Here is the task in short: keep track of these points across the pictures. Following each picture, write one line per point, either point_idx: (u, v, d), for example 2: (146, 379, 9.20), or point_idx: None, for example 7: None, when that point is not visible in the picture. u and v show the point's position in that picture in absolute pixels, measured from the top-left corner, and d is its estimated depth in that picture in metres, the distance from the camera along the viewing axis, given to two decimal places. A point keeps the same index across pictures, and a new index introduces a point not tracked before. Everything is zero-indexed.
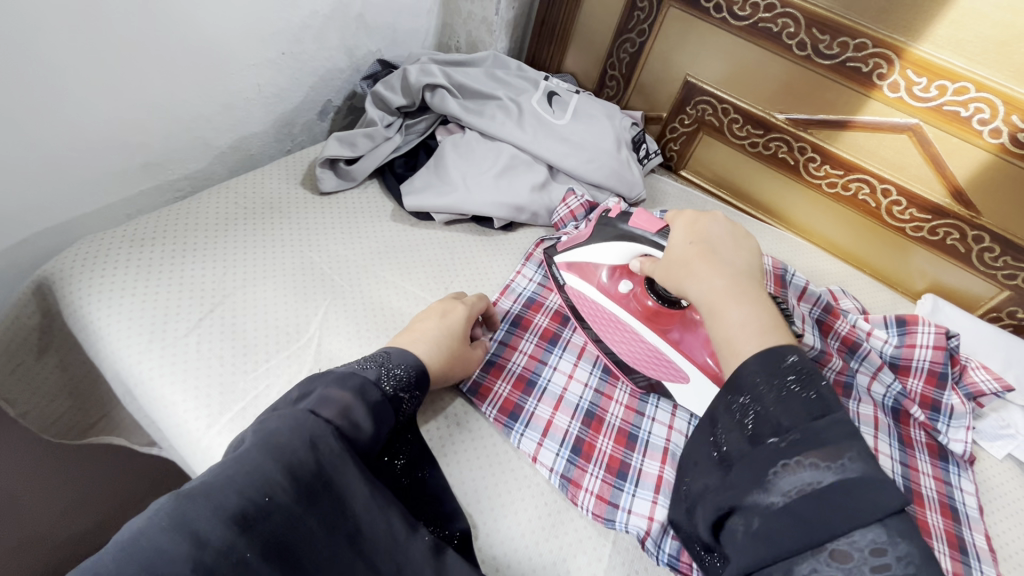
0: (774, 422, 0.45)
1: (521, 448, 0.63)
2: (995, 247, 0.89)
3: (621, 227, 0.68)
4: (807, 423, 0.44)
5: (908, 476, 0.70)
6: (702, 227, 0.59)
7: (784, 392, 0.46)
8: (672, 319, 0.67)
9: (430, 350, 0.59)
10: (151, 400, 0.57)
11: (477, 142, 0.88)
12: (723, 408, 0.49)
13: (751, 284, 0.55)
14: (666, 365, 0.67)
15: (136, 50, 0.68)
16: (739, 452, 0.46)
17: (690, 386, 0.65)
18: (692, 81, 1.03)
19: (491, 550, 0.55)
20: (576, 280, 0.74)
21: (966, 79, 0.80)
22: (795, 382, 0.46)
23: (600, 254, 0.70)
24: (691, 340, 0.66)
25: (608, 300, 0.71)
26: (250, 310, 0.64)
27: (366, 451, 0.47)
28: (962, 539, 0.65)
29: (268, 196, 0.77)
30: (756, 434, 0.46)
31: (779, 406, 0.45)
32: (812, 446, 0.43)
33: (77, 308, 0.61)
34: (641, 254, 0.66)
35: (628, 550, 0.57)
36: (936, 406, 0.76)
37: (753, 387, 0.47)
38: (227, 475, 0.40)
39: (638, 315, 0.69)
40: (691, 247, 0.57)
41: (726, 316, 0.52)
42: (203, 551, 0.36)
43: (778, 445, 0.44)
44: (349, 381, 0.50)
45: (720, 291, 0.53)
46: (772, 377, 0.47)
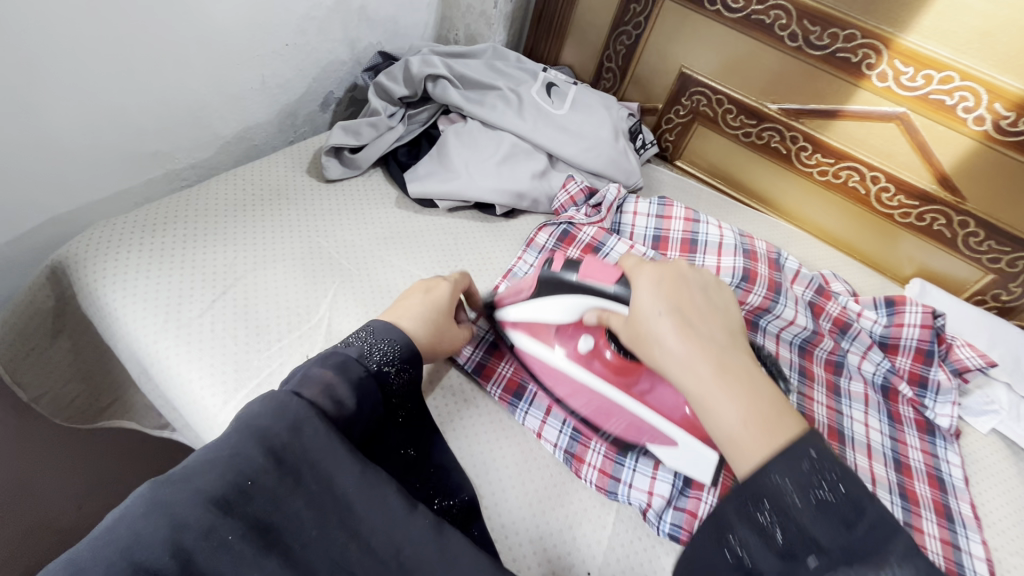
0: (811, 541, 0.41)
1: (525, 425, 0.65)
2: (980, 232, 0.92)
3: (566, 277, 0.63)
4: (845, 535, 0.41)
5: (897, 449, 0.72)
6: (673, 295, 0.54)
7: (817, 499, 0.42)
8: (637, 372, 0.64)
9: (416, 326, 0.60)
10: (167, 378, 0.59)
11: (478, 131, 0.90)
12: (742, 516, 0.43)
13: (738, 362, 0.50)
14: (648, 429, 0.62)
15: (144, 40, 0.69)
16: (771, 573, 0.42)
17: (680, 450, 0.59)
18: (687, 72, 1.05)
19: (501, 518, 0.57)
20: (527, 343, 0.67)
21: (951, 68, 0.82)
22: (822, 485, 0.42)
23: (549, 312, 0.64)
24: (660, 391, 0.63)
25: (569, 363, 0.65)
26: (262, 292, 0.66)
27: (348, 425, 0.49)
28: (949, 508, 0.68)
29: (275, 183, 0.78)
30: (789, 551, 0.41)
31: (811, 520, 0.41)
32: (856, 560, 0.40)
33: (93, 290, 0.62)
34: (598, 307, 0.61)
35: (630, 519, 0.60)
36: (923, 382, 0.79)
37: (777, 492, 0.42)
38: (209, 458, 0.42)
39: (604, 375, 0.64)
40: (671, 324, 0.52)
41: (723, 412, 0.47)
42: (182, 532, 0.38)
43: (819, 566, 0.40)
44: (330, 361, 0.51)
45: (713, 381, 0.48)
46: (800, 483, 0.42)
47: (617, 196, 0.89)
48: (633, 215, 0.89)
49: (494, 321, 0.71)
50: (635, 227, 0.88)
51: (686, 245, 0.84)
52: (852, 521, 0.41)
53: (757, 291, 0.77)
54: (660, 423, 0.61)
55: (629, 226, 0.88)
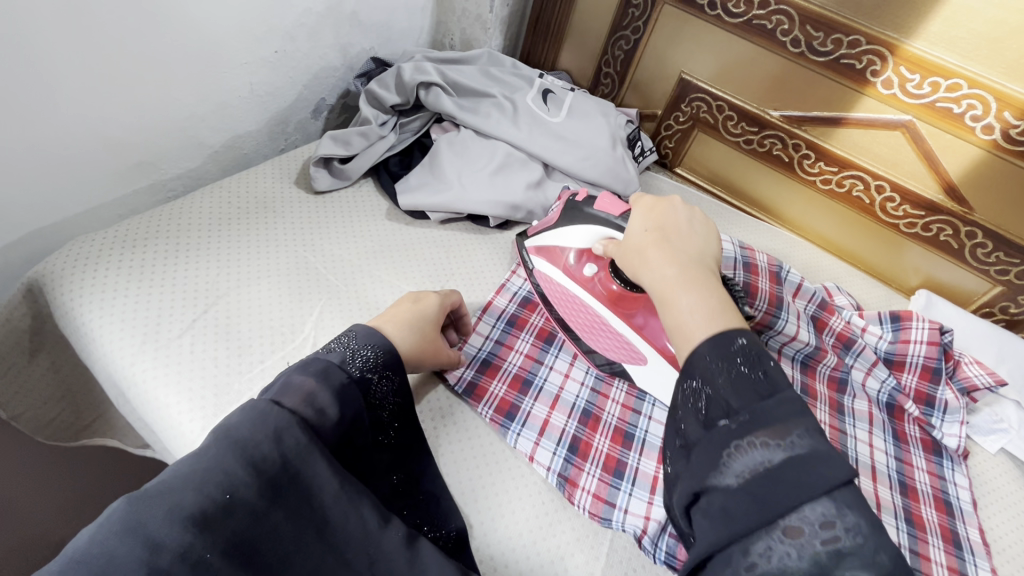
0: (724, 406, 0.45)
1: (517, 448, 0.63)
2: (988, 243, 0.89)
3: (584, 209, 0.70)
4: (755, 403, 0.44)
5: (903, 471, 0.70)
6: (658, 218, 0.60)
7: (735, 373, 0.46)
8: (636, 304, 0.68)
9: (400, 334, 0.58)
10: (145, 402, 0.57)
11: (472, 140, 0.87)
12: (681, 399, 0.48)
13: (703, 273, 0.54)
14: (627, 348, 0.69)
15: (127, 48, 0.67)
16: (696, 438, 0.46)
17: (647, 366, 0.67)
18: (686, 78, 1.03)
19: (489, 550, 0.55)
20: (543, 265, 0.75)
21: (958, 75, 0.80)
22: (743, 363, 0.46)
23: (569, 237, 0.71)
24: (653, 326, 0.67)
25: (574, 283, 0.72)
26: (245, 310, 0.64)
27: (332, 436, 0.46)
28: (956, 533, 0.65)
29: (261, 195, 0.76)
30: (709, 417, 0.45)
31: (727, 386, 0.45)
32: (761, 425, 0.43)
33: (69, 310, 0.60)
34: (607, 236, 0.67)
35: (625, 549, 0.58)
36: (930, 401, 0.76)
37: (703, 369, 0.46)
38: (187, 473, 0.39)
39: (601, 298, 0.70)
40: (648, 236, 0.59)
41: (677, 303, 0.52)
42: (158, 554, 0.36)
43: (729, 426, 0.44)
44: (311, 367, 0.49)
45: (673, 278, 0.53)
46: (722, 358, 0.46)
47: None
48: None
49: (523, 250, 0.79)
50: None
51: None
52: (765, 393, 0.45)
53: (759, 305, 0.74)
54: (640, 343, 0.67)
55: None
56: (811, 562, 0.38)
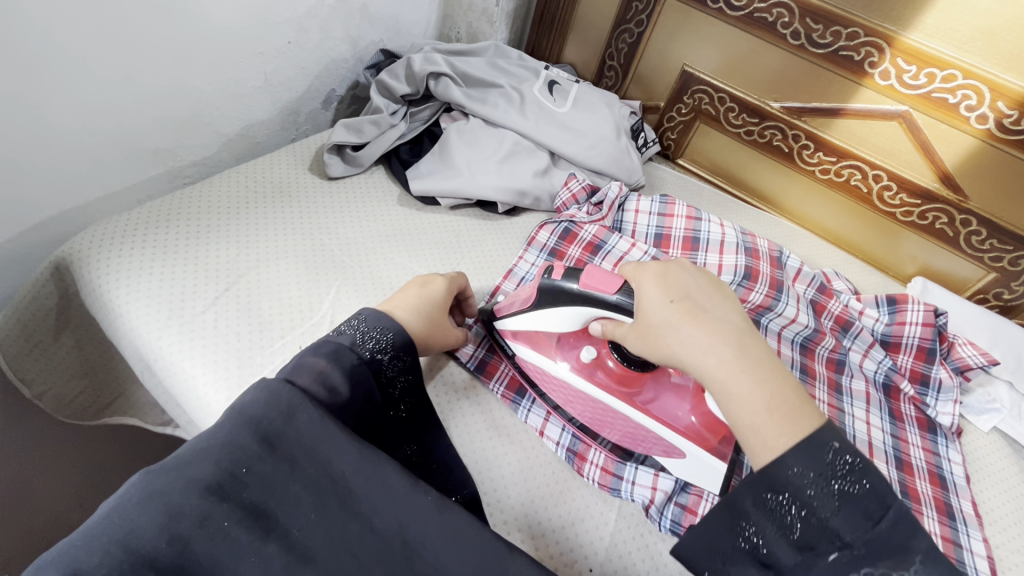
0: (834, 537, 0.41)
1: (528, 422, 0.65)
2: (982, 230, 0.92)
3: (567, 286, 0.59)
4: (868, 532, 0.41)
5: (898, 447, 0.73)
6: (675, 278, 0.52)
7: (839, 493, 0.42)
8: (641, 381, 0.62)
9: (409, 318, 0.60)
10: (170, 374, 0.59)
11: (480, 129, 0.90)
12: (760, 508, 0.44)
13: (755, 343, 0.49)
14: (654, 439, 0.60)
15: (147, 37, 0.69)
16: (789, 563, 0.42)
17: (688, 460, 0.58)
18: (689, 71, 1.05)
19: (503, 514, 0.57)
20: (527, 355, 0.66)
21: (954, 67, 0.82)
22: (846, 479, 0.42)
23: (551, 322, 0.62)
24: (665, 400, 0.62)
25: (570, 373, 0.63)
26: (265, 289, 0.66)
27: (345, 412, 0.49)
28: (950, 505, 0.68)
29: (277, 181, 0.79)
30: (810, 545, 0.42)
31: (835, 516, 0.41)
32: (880, 556, 0.40)
33: (96, 287, 0.62)
34: (597, 317, 0.59)
35: (633, 515, 0.60)
36: (925, 380, 0.79)
37: (796, 486, 0.42)
38: (200, 446, 0.42)
39: (608, 386, 0.62)
40: (678, 311, 0.50)
41: (744, 393, 0.46)
42: (178, 520, 0.38)
43: (840, 560, 0.41)
44: (322, 349, 0.51)
45: (732, 365, 0.47)
46: (820, 476, 0.42)
47: (619, 194, 0.88)
48: (635, 213, 0.88)
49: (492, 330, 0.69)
50: (637, 225, 0.87)
51: (688, 243, 0.83)
52: (875, 515, 0.41)
53: (758, 289, 0.77)
54: (668, 433, 0.59)
55: (631, 224, 0.88)
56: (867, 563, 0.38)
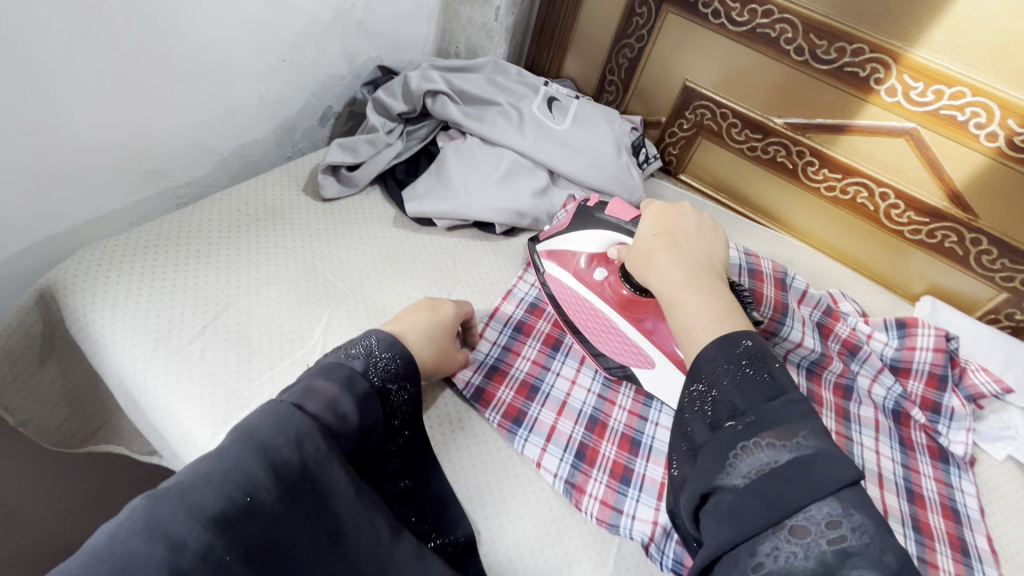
0: (730, 408, 0.45)
1: (525, 454, 0.63)
2: (992, 250, 0.90)
3: (596, 214, 0.71)
4: (760, 405, 0.44)
5: (909, 478, 0.70)
6: (670, 221, 0.62)
7: (740, 376, 0.47)
8: (647, 309, 0.69)
9: (420, 344, 0.59)
10: (156, 408, 0.57)
11: (478, 148, 0.88)
12: (686, 399, 0.49)
13: (707, 276, 0.56)
14: (635, 352, 0.69)
15: (139, 61, 0.68)
16: (702, 439, 0.46)
17: (655, 371, 0.67)
18: (690, 86, 1.04)
19: (496, 556, 0.55)
20: (554, 270, 0.76)
21: (962, 83, 0.80)
22: (750, 367, 0.47)
23: (580, 242, 0.72)
24: (663, 331, 0.68)
25: (585, 288, 0.73)
26: (255, 317, 0.64)
27: (352, 440, 0.47)
28: (964, 541, 0.65)
29: (270, 203, 0.77)
30: (716, 420, 0.46)
31: (734, 391, 0.46)
32: (768, 426, 0.43)
33: (82, 317, 0.61)
34: (619, 242, 0.68)
35: (632, 555, 0.58)
36: (936, 408, 0.76)
37: (712, 373, 0.48)
38: (203, 473, 0.40)
39: (611, 302, 0.71)
40: (655, 240, 0.60)
41: (682, 304, 0.54)
42: (180, 554, 0.36)
43: (735, 428, 0.44)
44: (335, 373, 0.49)
45: (678, 283, 0.55)
46: (730, 363, 0.47)
47: None
48: None
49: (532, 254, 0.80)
50: None
51: None
52: (771, 395, 0.45)
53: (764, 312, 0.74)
54: (651, 348, 0.67)
55: None
56: (817, 561, 0.38)
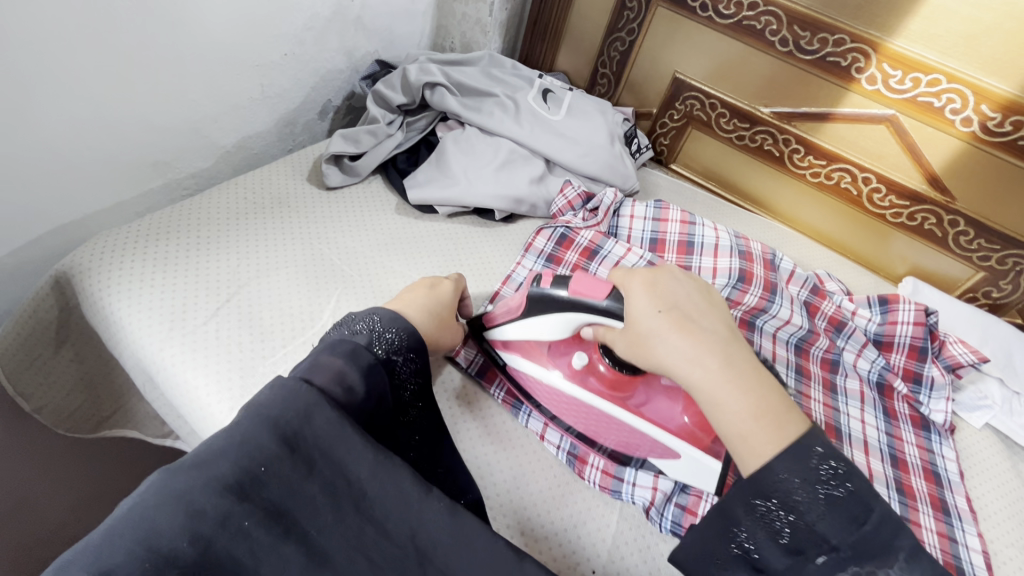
0: (822, 541, 0.42)
1: (529, 427, 0.66)
2: (969, 231, 0.94)
3: (556, 294, 0.60)
4: (854, 534, 0.42)
5: (893, 445, 0.74)
6: (664, 290, 0.55)
7: (826, 498, 0.43)
8: (633, 385, 0.63)
9: (421, 318, 0.62)
10: (174, 385, 0.59)
11: (476, 138, 0.91)
12: (750, 515, 0.44)
13: (739, 355, 0.50)
14: (650, 442, 0.61)
15: (145, 55, 0.70)
16: (780, 565, 0.43)
17: (682, 460, 0.59)
18: (680, 77, 1.07)
19: (506, 519, 0.57)
20: (520, 364, 0.66)
21: (938, 71, 0.84)
22: (831, 484, 0.43)
23: (544, 331, 0.63)
24: (657, 403, 0.63)
25: (562, 380, 0.64)
26: (266, 299, 0.67)
27: (361, 410, 0.49)
28: (945, 502, 0.69)
29: (276, 191, 0.79)
30: (798, 548, 0.43)
31: (822, 521, 0.43)
32: (865, 557, 0.42)
33: (98, 299, 0.63)
34: (589, 323, 0.61)
35: (634, 517, 0.61)
36: (917, 378, 0.80)
37: (787, 493, 0.43)
38: (219, 445, 0.41)
39: (600, 391, 0.63)
40: (667, 320, 0.52)
41: (728, 403, 0.47)
42: (200, 522, 0.38)
43: (827, 563, 0.42)
44: (339, 348, 0.51)
45: (716, 375, 0.48)
46: (809, 484, 0.43)
47: (614, 201, 0.89)
48: (630, 218, 0.89)
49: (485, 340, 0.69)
50: (632, 230, 0.88)
51: (682, 248, 0.84)
52: (860, 518, 0.43)
53: (754, 290, 0.78)
54: (661, 435, 0.60)
55: (627, 229, 0.88)
56: None
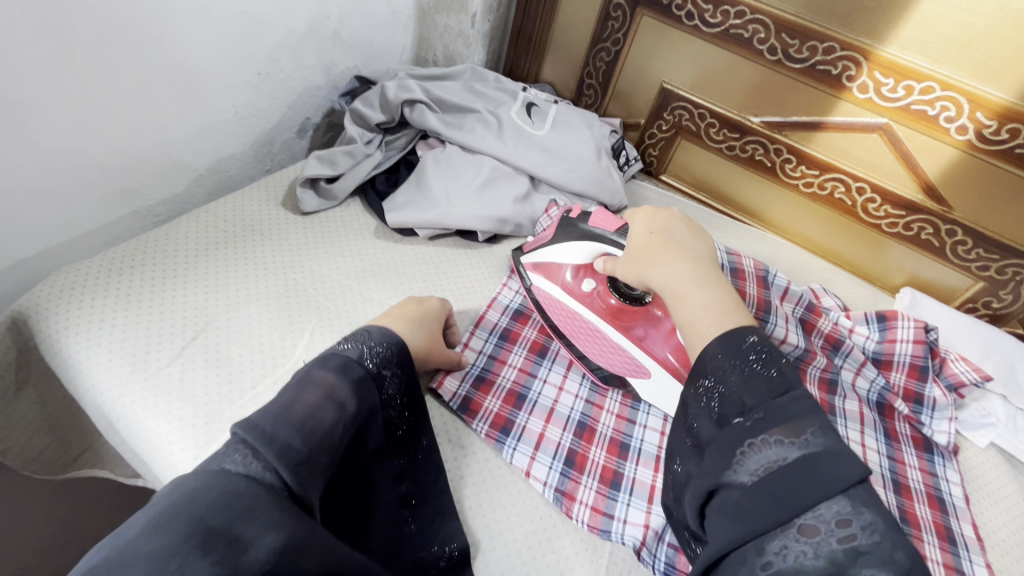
0: (737, 403, 0.44)
1: (513, 463, 0.63)
2: (967, 240, 0.91)
3: (579, 224, 0.70)
4: (769, 401, 0.43)
5: (895, 469, 0.71)
6: (660, 220, 0.62)
7: (748, 371, 0.45)
8: (635, 317, 0.69)
9: (412, 332, 0.60)
10: (135, 433, 0.56)
11: (457, 156, 0.88)
12: (691, 394, 0.48)
13: (707, 269, 0.56)
14: (629, 361, 0.68)
15: (108, 79, 0.67)
16: (710, 437, 0.45)
17: (652, 380, 0.67)
18: (667, 87, 1.05)
19: (489, 568, 0.54)
20: (543, 283, 0.74)
21: (931, 78, 0.82)
22: (757, 363, 0.46)
23: (566, 254, 0.71)
24: (652, 338, 0.68)
25: (572, 300, 0.72)
26: (236, 335, 0.64)
27: (354, 425, 0.47)
28: (951, 530, 0.66)
29: (248, 218, 0.76)
30: (723, 416, 0.45)
31: (740, 385, 0.45)
32: (776, 422, 0.42)
33: (56, 343, 0.59)
34: (605, 252, 0.67)
35: (625, 561, 0.58)
36: (918, 399, 0.77)
37: (716, 368, 0.47)
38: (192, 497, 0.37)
39: (602, 313, 0.70)
40: (652, 239, 0.59)
41: (687, 302, 0.53)
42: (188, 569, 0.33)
43: (744, 425, 0.43)
44: (329, 362, 0.50)
45: (681, 278, 0.54)
46: (735, 358, 0.46)
47: None
48: None
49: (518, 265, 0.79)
50: None
51: None
52: (777, 392, 0.44)
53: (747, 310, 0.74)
54: (644, 357, 0.67)
55: None
56: (828, 560, 0.37)
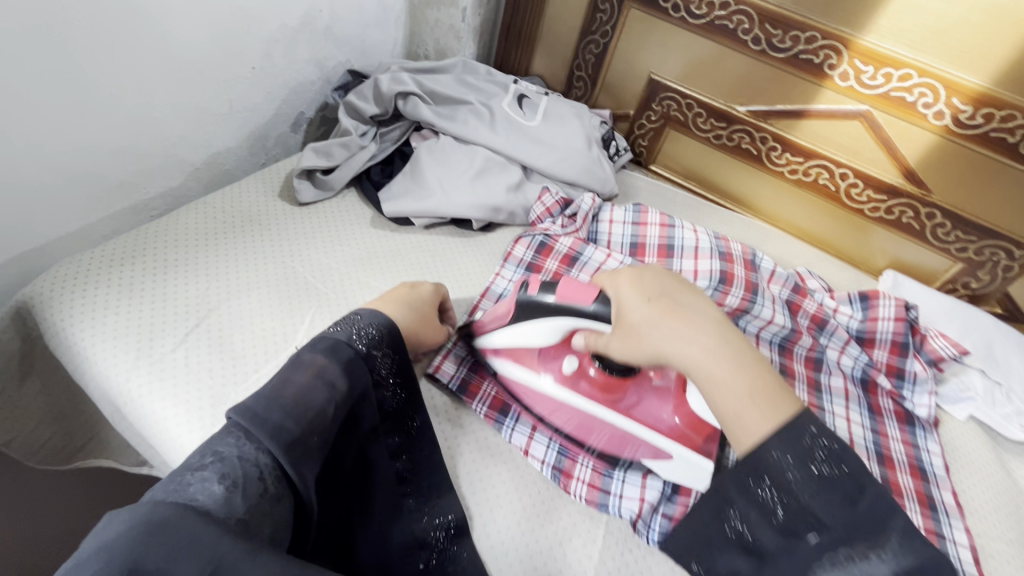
0: (811, 518, 0.41)
1: (513, 442, 0.65)
2: (946, 222, 0.94)
3: (543, 299, 0.60)
4: (846, 514, 0.40)
5: (879, 442, 0.74)
6: (652, 283, 0.53)
7: (813, 473, 0.41)
8: (623, 387, 0.64)
9: (403, 313, 0.61)
10: (143, 416, 0.58)
11: (451, 147, 0.90)
12: (739, 491, 0.44)
13: (734, 337, 0.48)
14: (641, 445, 0.62)
15: (106, 74, 0.68)
16: (774, 544, 0.43)
17: (674, 461, 0.60)
18: (656, 78, 1.07)
19: (490, 539, 0.56)
20: (510, 369, 0.67)
21: (910, 66, 0.85)
22: (824, 462, 0.42)
23: (530, 336, 0.63)
24: (647, 403, 0.64)
25: (553, 386, 0.64)
26: (237, 321, 0.65)
27: (346, 404, 0.48)
28: (932, 498, 0.69)
29: (246, 209, 0.77)
30: (791, 528, 0.42)
31: (813, 499, 0.41)
32: (858, 538, 0.40)
33: (62, 332, 0.61)
34: (579, 327, 0.59)
35: (620, 531, 0.60)
36: (901, 374, 0.80)
37: (774, 468, 0.42)
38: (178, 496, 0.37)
39: (593, 395, 0.63)
40: (655, 308, 0.50)
41: (726, 383, 0.45)
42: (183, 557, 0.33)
43: (819, 543, 0.40)
44: (319, 345, 0.50)
45: (712, 356, 0.46)
46: (800, 462, 0.42)
47: (592, 206, 0.89)
48: (609, 223, 0.89)
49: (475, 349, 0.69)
50: (612, 235, 0.88)
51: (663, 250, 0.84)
52: (854, 496, 0.41)
53: (734, 292, 0.77)
54: (653, 438, 0.61)
55: (606, 234, 0.88)
56: None
